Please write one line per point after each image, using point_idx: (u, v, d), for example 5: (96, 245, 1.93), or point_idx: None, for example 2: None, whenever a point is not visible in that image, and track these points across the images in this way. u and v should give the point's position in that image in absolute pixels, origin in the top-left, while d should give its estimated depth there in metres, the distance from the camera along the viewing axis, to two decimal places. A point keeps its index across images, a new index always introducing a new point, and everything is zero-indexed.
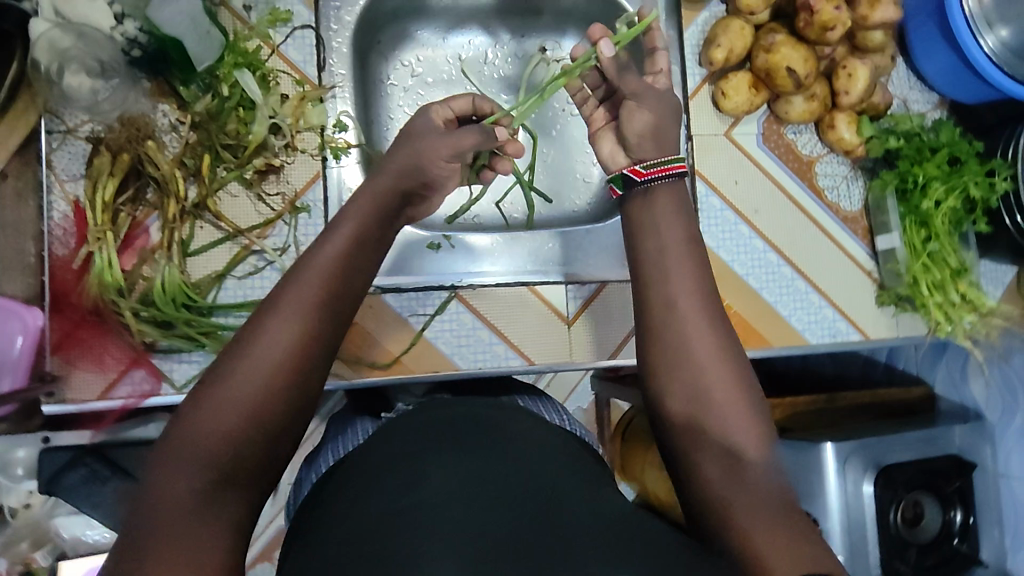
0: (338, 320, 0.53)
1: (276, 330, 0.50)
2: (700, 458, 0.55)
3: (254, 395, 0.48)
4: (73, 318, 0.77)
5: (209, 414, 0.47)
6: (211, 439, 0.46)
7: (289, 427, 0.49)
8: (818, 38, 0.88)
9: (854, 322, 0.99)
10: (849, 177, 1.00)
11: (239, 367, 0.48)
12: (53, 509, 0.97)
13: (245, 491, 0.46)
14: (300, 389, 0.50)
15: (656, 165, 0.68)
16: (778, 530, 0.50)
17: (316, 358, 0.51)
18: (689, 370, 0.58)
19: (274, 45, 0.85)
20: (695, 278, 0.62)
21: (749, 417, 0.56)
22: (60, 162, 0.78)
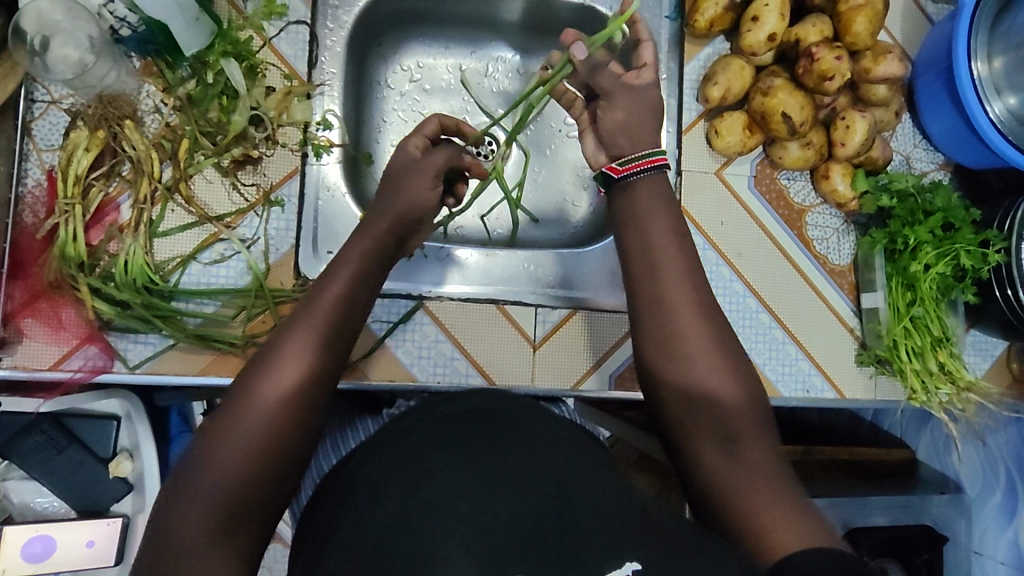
0: (331, 367, 0.59)
1: (277, 377, 0.56)
2: (699, 442, 0.59)
3: (258, 437, 0.53)
4: (35, 288, 0.77)
5: (218, 450, 0.52)
6: (219, 479, 0.51)
7: (289, 464, 0.54)
8: (816, 86, 0.86)
9: (832, 379, 0.96)
10: (841, 230, 0.98)
11: (244, 412, 0.54)
12: (6, 473, 0.97)
13: (249, 527, 0.51)
14: (298, 430, 0.55)
15: (635, 159, 0.69)
16: (780, 501, 0.53)
17: (311, 401, 0.57)
18: (681, 357, 0.61)
19: (267, 38, 0.85)
20: (668, 319, 0.62)
21: (739, 391, 0.60)
22: (39, 131, 0.78)
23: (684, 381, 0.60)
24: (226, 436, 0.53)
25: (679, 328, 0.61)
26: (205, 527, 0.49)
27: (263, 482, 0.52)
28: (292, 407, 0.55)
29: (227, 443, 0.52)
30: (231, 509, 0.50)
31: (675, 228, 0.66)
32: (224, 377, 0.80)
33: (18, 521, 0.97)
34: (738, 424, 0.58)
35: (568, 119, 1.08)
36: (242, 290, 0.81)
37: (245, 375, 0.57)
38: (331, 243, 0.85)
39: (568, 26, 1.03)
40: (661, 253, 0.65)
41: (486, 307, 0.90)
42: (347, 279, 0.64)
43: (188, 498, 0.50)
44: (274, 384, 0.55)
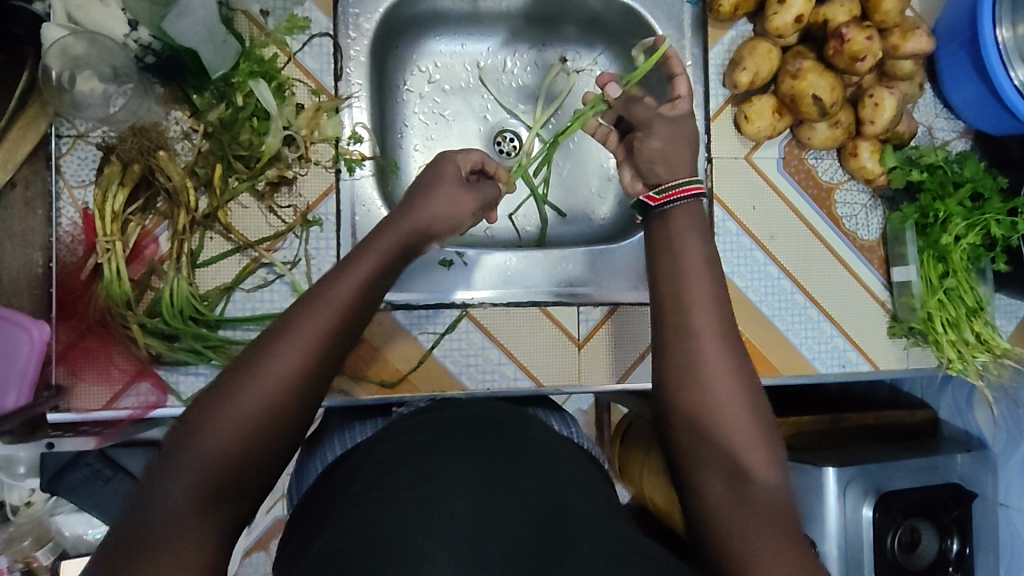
0: (344, 346, 0.54)
1: (287, 350, 0.50)
2: (704, 471, 0.56)
3: (259, 414, 0.49)
4: (80, 327, 0.76)
5: (214, 425, 0.48)
6: (207, 460, 0.47)
7: (286, 443, 0.50)
8: (847, 67, 0.86)
9: (865, 352, 0.98)
10: (869, 205, 0.99)
11: (245, 385, 0.49)
12: (55, 507, 0.99)
13: (236, 505, 0.47)
14: (300, 410, 0.51)
15: (671, 188, 0.70)
16: (785, 547, 0.51)
17: (319, 380, 0.52)
18: (701, 391, 0.59)
19: (291, 53, 0.83)
20: (714, 323, 0.62)
21: (750, 424, 0.58)
22: (69, 167, 0.76)
23: (691, 409, 0.58)
24: (223, 407, 0.48)
25: (717, 337, 0.61)
26: (188, 504, 0.45)
27: (255, 462, 0.48)
28: (298, 386, 0.50)
29: (224, 416, 0.48)
30: (217, 486, 0.46)
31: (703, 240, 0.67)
32: None
33: (72, 555, 1.00)
34: (747, 458, 0.56)
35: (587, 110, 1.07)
36: None
37: (257, 342, 0.52)
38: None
39: (588, 18, 1.02)
40: (685, 262, 0.66)
41: (530, 309, 0.90)
42: (377, 258, 0.59)
43: (175, 471, 0.46)
44: (285, 360, 0.50)
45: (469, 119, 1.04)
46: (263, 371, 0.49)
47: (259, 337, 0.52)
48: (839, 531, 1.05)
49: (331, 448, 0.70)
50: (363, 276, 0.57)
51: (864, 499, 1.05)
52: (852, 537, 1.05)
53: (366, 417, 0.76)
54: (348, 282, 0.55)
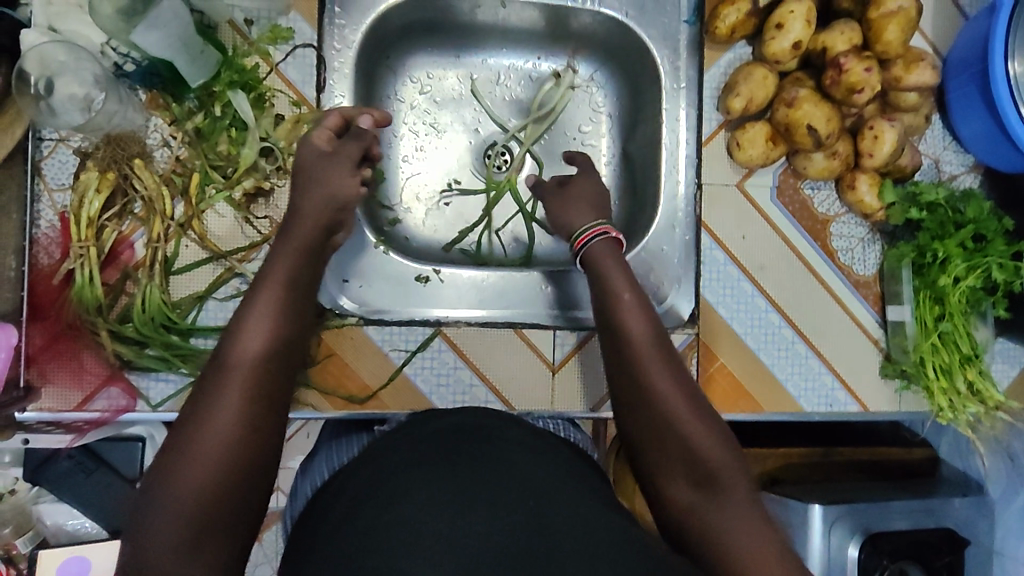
0: (276, 390, 0.58)
1: (229, 388, 0.56)
2: (672, 481, 0.62)
3: (223, 448, 0.53)
4: (54, 330, 0.76)
5: (184, 471, 0.52)
6: (185, 503, 0.50)
7: (256, 481, 0.54)
8: (844, 98, 0.83)
9: (854, 392, 0.94)
10: (866, 239, 0.95)
11: (194, 442, 0.53)
12: (38, 497, 1.00)
13: (215, 551, 0.50)
14: (263, 433, 0.55)
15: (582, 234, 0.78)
16: (758, 535, 0.57)
17: (262, 424, 0.56)
18: (655, 408, 0.64)
19: (274, 63, 0.83)
20: (653, 346, 0.68)
21: (713, 434, 0.63)
22: (49, 170, 0.77)
23: (651, 427, 0.64)
24: (179, 466, 0.52)
25: (653, 367, 0.67)
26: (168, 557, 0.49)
27: (223, 506, 0.51)
28: (244, 431, 0.54)
29: (181, 474, 0.51)
30: (191, 535, 0.49)
31: (629, 288, 0.72)
32: None
33: (53, 544, 1.00)
34: (709, 460, 0.61)
35: (580, 125, 1.05)
36: None
37: (201, 392, 0.57)
38: (358, 276, 0.87)
39: (584, 33, 1.00)
40: (620, 304, 0.71)
41: (503, 331, 0.88)
42: (279, 304, 0.63)
43: (149, 530, 0.50)
44: (225, 413, 0.54)
45: (460, 131, 1.04)
46: (214, 410, 0.54)
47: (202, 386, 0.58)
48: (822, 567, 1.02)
49: (321, 470, 0.73)
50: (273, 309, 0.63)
51: (850, 539, 1.02)
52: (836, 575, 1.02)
53: (352, 434, 0.79)
54: (264, 316, 0.62)
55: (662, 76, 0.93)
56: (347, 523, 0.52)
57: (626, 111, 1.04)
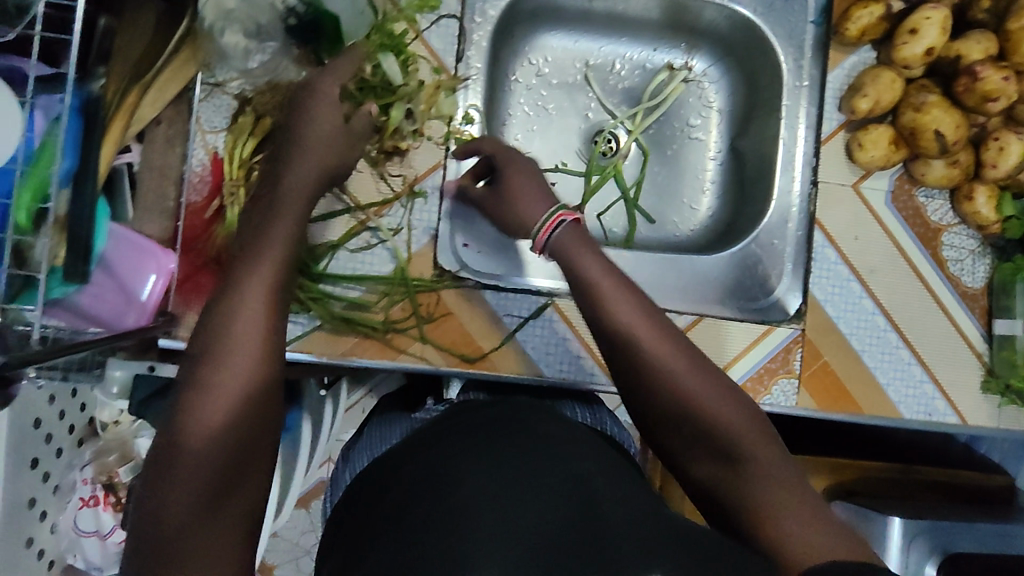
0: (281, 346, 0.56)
1: (231, 356, 0.53)
2: (701, 461, 0.61)
3: (231, 419, 0.51)
4: (196, 263, 0.79)
5: (189, 443, 0.50)
6: (198, 473, 0.50)
7: (261, 447, 0.53)
8: (976, 106, 0.84)
9: (955, 404, 0.94)
10: (976, 253, 0.95)
11: (198, 404, 0.51)
12: (139, 430, 1.05)
13: (236, 509, 0.51)
14: (268, 402, 0.54)
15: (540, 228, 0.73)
16: (805, 506, 0.56)
17: (270, 385, 0.54)
18: (669, 389, 0.62)
19: (419, 30, 0.86)
20: (653, 321, 0.64)
21: (733, 409, 0.61)
22: (205, 113, 0.80)
23: (669, 411, 0.62)
24: (185, 430, 0.51)
25: (657, 343, 0.63)
26: (189, 517, 0.49)
27: (234, 479, 0.51)
28: (251, 393, 0.52)
29: (189, 437, 0.50)
30: (209, 496, 0.50)
31: (605, 274, 0.67)
32: (365, 359, 0.84)
33: None
34: (734, 437, 0.60)
35: (690, 119, 1.08)
36: (387, 278, 0.85)
37: (200, 355, 0.54)
38: (477, 242, 0.92)
39: (706, 28, 1.03)
40: (603, 288, 0.66)
41: None
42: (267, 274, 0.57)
43: (165, 490, 0.49)
44: (230, 373, 0.52)
45: (572, 115, 1.07)
46: (217, 380, 0.52)
47: (199, 347, 0.54)
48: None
49: (360, 458, 0.75)
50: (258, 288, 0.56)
51: (927, 558, 1.00)
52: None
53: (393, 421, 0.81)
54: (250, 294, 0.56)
55: (784, 73, 0.96)
56: (487, 460, 0.54)
57: (738, 108, 1.06)
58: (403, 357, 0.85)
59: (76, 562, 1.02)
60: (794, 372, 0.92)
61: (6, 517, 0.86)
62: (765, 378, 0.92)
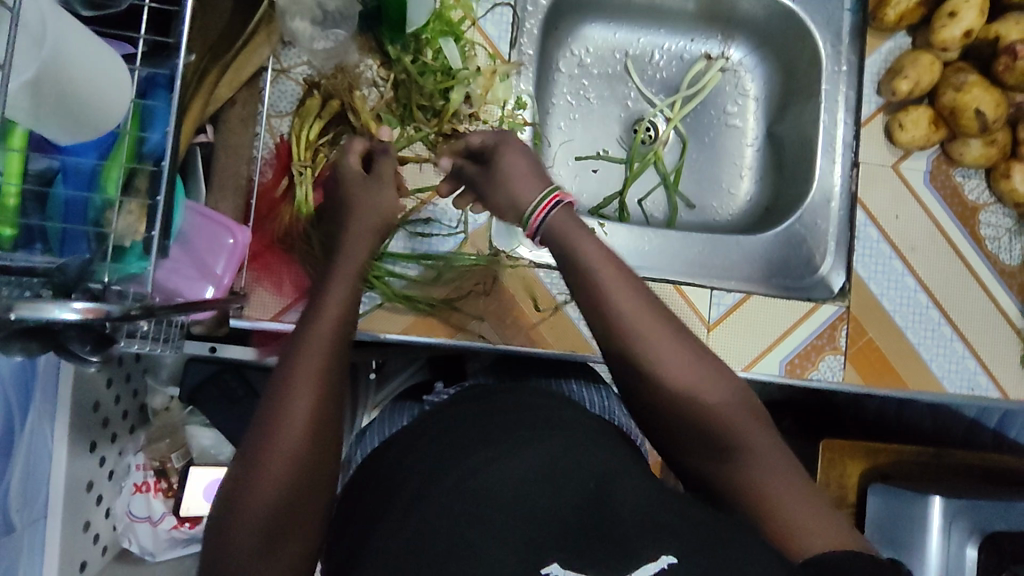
0: (338, 376, 0.54)
1: (291, 402, 0.51)
2: (697, 451, 0.61)
3: (290, 467, 0.50)
4: (264, 242, 0.82)
5: (254, 491, 0.49)
6: (259, 516, 0.49)
7: (317, 483, 0.53)
8: (1016, 83, 0.89)
9: (997, 379, 0.94)
10: (1012, 230, 0.97)
11: (267, 442, 0.50)
12: (188, 417, 1.07)
13: (296, 539, 0.52)
14: (324, 442, 0.53)
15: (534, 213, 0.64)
16: (798, 494, 0.57)
17: (331, 417, 0.53)
18: (671, 386, 0.59)
19: (475, 18, 0.89)
20: (663, 319, 0.60)
21: (728, 391, 0.60)
22: (272, 96, 0.83)
23: (669, 406, 0.60)
24: (253, 481, 0.49)
25: (664, 342, 0.59)
26: (253, 551, 0.49)
27: (294, 517, 0.51)
28: (313, 431, 0.51)
29: (257, 475, 0.49)
30: (269, 537, 0.49)
31: (605, 260, 0.60)
32: (423, 336, 0.86)
33: (199, 464, 1.06)
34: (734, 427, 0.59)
35: (726, 107, 1.11)
36: (446, 256, 0.88)
37: (263, 403, 0.52)
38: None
39: (743, 18, 1.07)
40: (604, 282, 0.60)
41: (663, 286, 0.92)
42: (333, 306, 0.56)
43: (229, 526, 0.49)
44: (290, 415, 0.50)
45: (613, 104, 1.10)
46: (279, 427, 0.50)
47: (264, 396, 0.52)
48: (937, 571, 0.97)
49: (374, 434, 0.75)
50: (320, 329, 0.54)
51: (967, 538, 0.97)
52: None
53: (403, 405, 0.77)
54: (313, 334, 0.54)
55: (824, 59, 0.99)
56: (556, 434, 0.57)
57: (774, 96, 1.09)
58: (461, 334, 0.86)
59: (130, 548, 1.02)
60: (840, 349, 0.92)
61: (68, 495, 0.86)
62: (813, 354, 0.92)
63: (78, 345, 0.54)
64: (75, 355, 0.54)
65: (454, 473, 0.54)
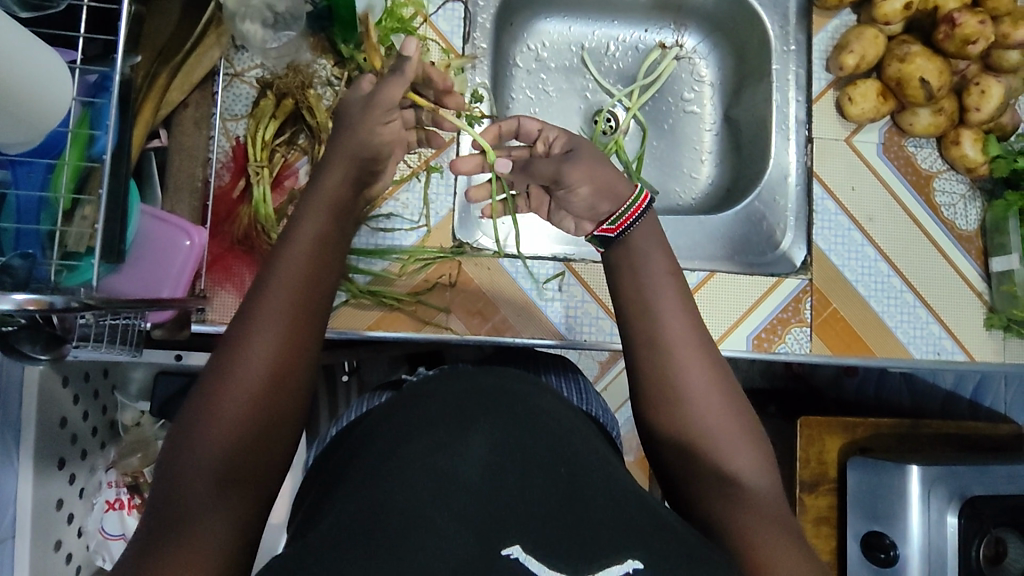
0: (310, 329, 0.55)
1: (252, 345, 0.52)
2: (692, 482, 0.58)
3: (248, 406, 0.50)
4: (224, 245, 0.81)
5: (209, 428, 0.49)
6: (211, 452, 0.48)
7: (276, 435, 0.52)
8: (958, 50, 0.90)
9: (962, 341, 0.95)
10: (967, 196, 0.99)
11: (225, 378, 0.51)
12: (161, 432, 1.05)
13: (250, 487, 0.49)
14: (287, 391, 0.52)
15: (622, 213, 0.66)
16: (784, 540, 0.52)
17: (295, 362, 0.53)
18: (684, 405, 0.59)
19: (427, 14, 0.90)
20: (697, 343, 0.61)
21: (733, 421, 0.59)
22: (225, 101, 0.84)
23: (677, 426, 0.59)
24: (208, 419, 0.49)
25: (689, 361, 0.60)
26: (203, 487, 0.47)
27: (247, 462, 0.49)
28: (274, 377, 0.52)
29: (215, 410, 0.49)
30: (223, 476, 0.48)
31: (667, 275, 0.64)
32: (390, 332, 0.86)
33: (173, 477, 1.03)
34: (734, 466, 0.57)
35: (683, 93, 1.13)
36: (408, 250, 0.88)
37: (222, 348, 0.53)
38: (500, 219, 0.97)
39: (694, 5, 1.08)
40: (654, 298, 0.62)
41: None
42: (307, 249, 0.57)
43: (182, 462, 0.48)
44: (251, 356, 0.51)
45: (572, 96, 1.11)
46: (238, 366, 0.51)
47: (224, 342, 0.53)
48: (921, 545, 0.96)
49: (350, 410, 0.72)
50: (292, 274, 0.55)
51: (948, 505, 0.96)
52: (934, 549, 0.96)
53: (379, 391, 0.74)
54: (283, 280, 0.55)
55: (772, 40, 1.01)
56: (517, 405, 0.56)
57: (729, 80, 1.11)
58: (429, 327, 0.86)
59: (105, 566, 1.00)
60: (806, 322, 0.93)
61: (37, 512, 0.84)
62: (779, 328, 0.93)
63: (28, 345, 0.54)
64: (25, 355, 0.54)
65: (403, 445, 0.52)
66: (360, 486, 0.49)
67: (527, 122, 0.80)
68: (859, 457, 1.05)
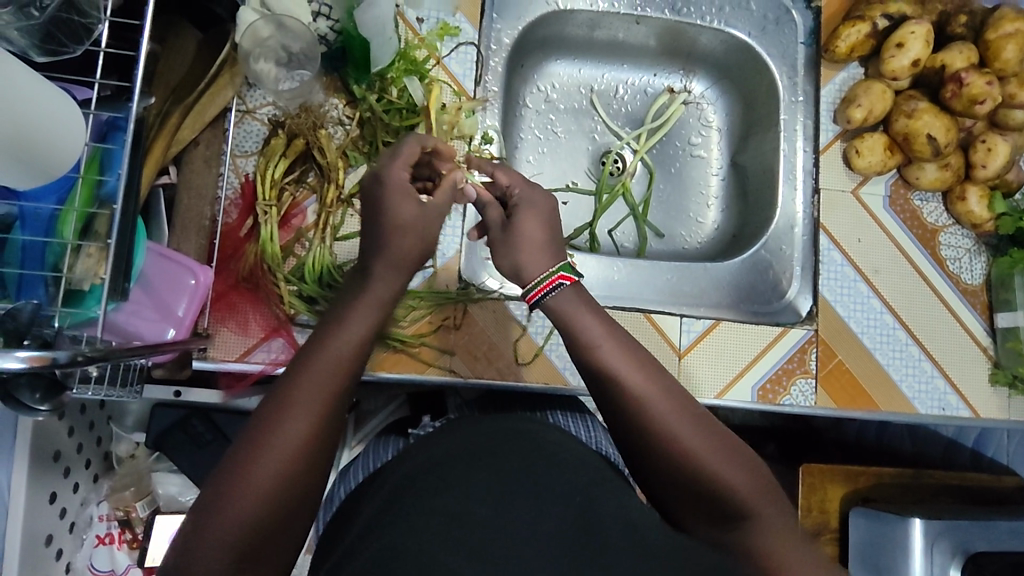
0: (343, 405, 0.53)
1: (289, 422, 0.50)
2: (705, 520, 0.56)
3: (275, 486, 0.49)
4: (229, 282, 0.81)
5: (234, 506, 0.47)
6: (231, 534, 0.47)
7: (299, 512, 0.51)
8: (965, 109, 0.91)
9: (967, 397, 0.95)
10: (973, 250, 0.99)
11: (255, 460, 0.49)
12: (154, 463, 1.03)
13: (265, 566, 0.49)
14: (314, 470, 0.51)
15: (537, 284, 0.62)
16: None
17: (322, 450, 0.51)
18: (685, 461, 0.56)
19: (439, 57, 0.90)
20: (666, 390, 0.58)
21: (743, 470, 0.57)
22: (237, 137, 0.83)
23: (679, 474, 0.56)
24: (233, 495, 0.48)
25: (680, 415, 0.57)
26: (221, 569, 0.47)
27: (268, 543, 0.49)
28: (304, 457, 0.50)
29: (239, 491, 0.48)
30: (241, 560, 0.47)
31: (605, 332, 0.60)
32: (394, 373, 0.85)
33: (166, 511, 1.02)
34: (751, 503, 0.55)
35: (690, 138, 1.14)
36: (415, 292, 0.87)
37: (258, 415, 0.51)
38: None
39: (702, 52, 1.09)
40: (601, 353, 0.59)
41: (634, 315, 0.93)
42: (355, 327, 0.55)
43: (201, 541, 0.47)
44: (286, 436, 0.49)
45: (580, 138, 1.12)
46: (271, 443, 0.49)
47: (260, 409, 0.52)
48: None
49: (360, 470, 0.70)
50: (338, 354, 0.53)
51: (951, 560, 0.94)
52: None
53: (392, 439, 0.75)
54: (329, 358, 0.53)
55: (780, 90, 1.02)
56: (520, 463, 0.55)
57: (736, 125, 1.12)
58: (432, 369, 0.86)
59: None
60: (811, 373, 0.93)
61: (25, 552, 0.83)
62: (784, 379, 0.92)
63: (27, 393, 0.53)
64: (23, 403, 0.53)
65: (403, 499, 0.50)
66: (358, 545, 0.47)
67: (501, 174, 0.72)
68: (860, 506, 1.04)
